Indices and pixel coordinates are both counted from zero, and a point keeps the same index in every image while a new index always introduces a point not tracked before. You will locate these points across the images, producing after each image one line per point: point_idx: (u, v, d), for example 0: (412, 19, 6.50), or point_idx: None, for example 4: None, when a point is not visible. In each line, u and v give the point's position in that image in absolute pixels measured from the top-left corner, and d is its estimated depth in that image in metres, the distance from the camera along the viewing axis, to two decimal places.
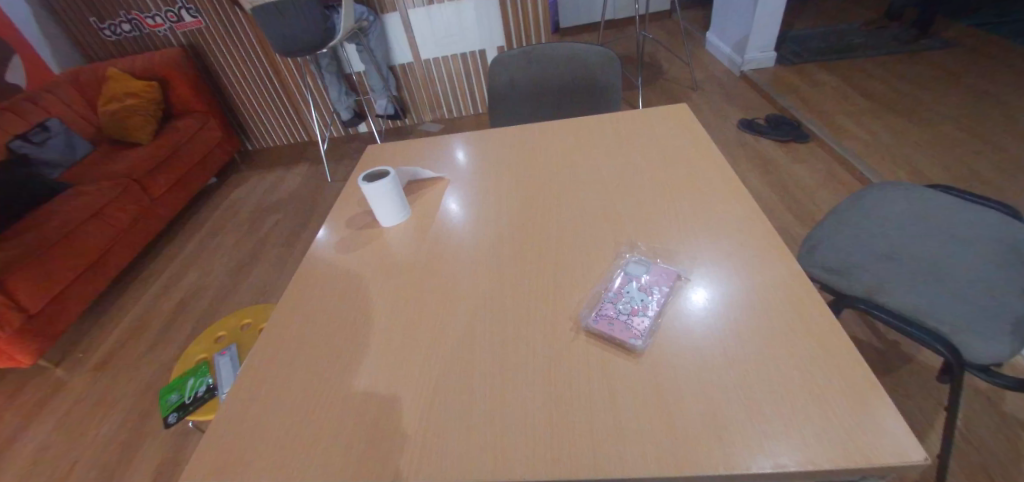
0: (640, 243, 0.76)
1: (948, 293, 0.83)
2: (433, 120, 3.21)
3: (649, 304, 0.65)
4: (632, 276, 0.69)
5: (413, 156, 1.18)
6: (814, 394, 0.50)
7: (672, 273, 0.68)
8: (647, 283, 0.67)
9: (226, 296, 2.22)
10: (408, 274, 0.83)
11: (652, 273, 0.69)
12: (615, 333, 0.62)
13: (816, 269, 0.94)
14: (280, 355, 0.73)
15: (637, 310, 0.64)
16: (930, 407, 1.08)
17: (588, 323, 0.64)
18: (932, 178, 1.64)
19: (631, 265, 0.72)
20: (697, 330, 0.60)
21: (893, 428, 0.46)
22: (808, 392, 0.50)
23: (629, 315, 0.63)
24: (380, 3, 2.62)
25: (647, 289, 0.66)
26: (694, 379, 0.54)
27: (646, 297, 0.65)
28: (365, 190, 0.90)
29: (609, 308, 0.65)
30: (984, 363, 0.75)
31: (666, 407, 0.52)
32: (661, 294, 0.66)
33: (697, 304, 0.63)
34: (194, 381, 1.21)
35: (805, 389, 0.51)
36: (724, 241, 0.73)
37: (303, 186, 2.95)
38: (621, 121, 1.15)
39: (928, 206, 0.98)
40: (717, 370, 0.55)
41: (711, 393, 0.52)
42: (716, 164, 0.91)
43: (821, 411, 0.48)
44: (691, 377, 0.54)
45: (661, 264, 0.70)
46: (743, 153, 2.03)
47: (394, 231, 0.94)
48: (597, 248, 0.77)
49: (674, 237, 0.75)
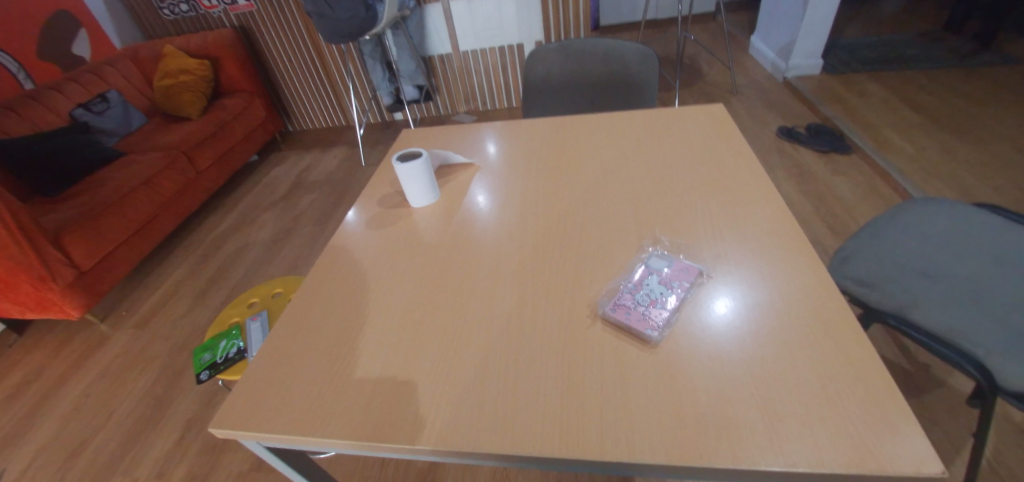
0: (664, 238, 0.76)
1: (987, 317, 0.79)
2: (466, 111, 3.26)
3: (667, 298, 0.65)
4: (650, 270, 0.70)
5: (446, 143, 1.21)
6: (830, 399, 0.50)
7: (694, 269, 0.68)
8: (668, 277, 0.67)
9: (258, 267, 2.33)
10: (434, 253, 0.86)
11: (671, 268, 0.69)
12: (632, 322, 0.62)
13: (847, 281, 0.92)
14: (310, 321, 0.77)
15: (656, 302, 0.64)
16: (959, 435, 1.04)
17: (605, 309, 0.65)
18: (983, 200, 1.55)
19: (652, 260, 0.72)
20: (716, 328, 0.60)
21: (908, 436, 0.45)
22: (826, 398, 0.50)
23: (647, 306, 0.64)
24: None
25: (667, 282, 0.67)
26: (709, 374, 0.55)
27: (663, 291, 0.66)
28: (398, 169, 0.93)
29: (624, 298, 0.66)
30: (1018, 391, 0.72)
31: (677, 399, 0.53)
32: (681, 289, 0.66)
33: (719, 303, 0.63)
34: (226, 342, 1.28)
35: (822, 392, 0.50)
36: (751, 242, 0.72)
37: (337, 169, 3.05)
38: (653, 118, 1.14)
39: (973, 226, 0.94)
40: (730, 367, 0.55)
41: (725, 388, 0.53)
42: (748, 165, 0.90)
43: (835, 414, 0.48)
44: (705, 371, 0.55)
45: (682, 261, 0.70)
46: (778, 161, 1.98)
47: (423, 212, 0.97)
48: (619, 241, 0.78)
49: (700, 235, 0.75)
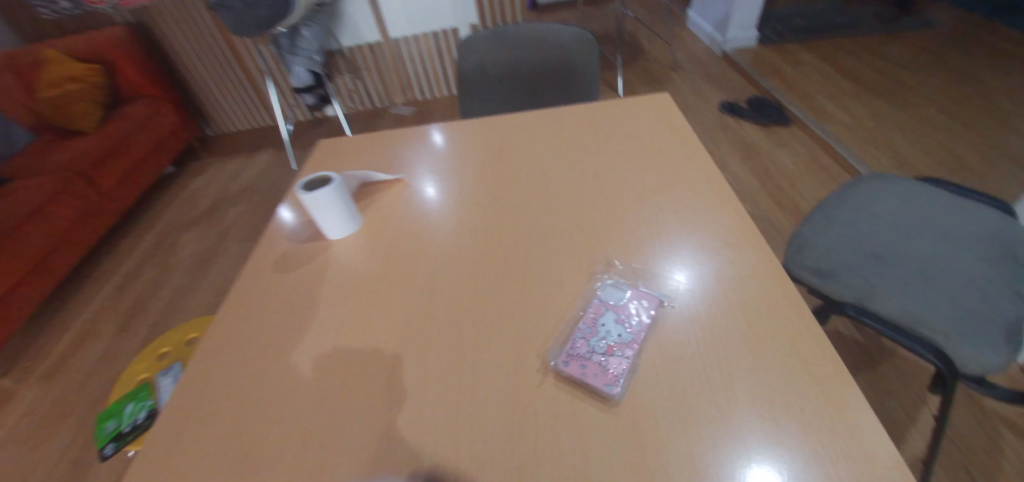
0: (618, 261, 0.69)
1: (941, 299, 0.78)
2: (404, 102, 3.05)
3: (625, 337, 0.58)
4: (604, 305, 0.63)
5: (371, 154, 1.07)
6: (817, 456, 0.44)
7: (652, 298, 0.62)
8: (626, 315, 0.61)
9: (184, 295, 2.08)
10: (357, 291, 0.72)
11: (626, 302, 0.62)
12: (589, 374, 0.54)
13: (804, 272, 0.88)
14: (210, 395, 0.61)
15: (614, 349, 0.57)
16: (911, 404, 1.06)
17: (557, 361, 0.56)
18: (915, 164, 1.62)
19: (607, 289, 0.65)
20: (687, 371, 0.53)
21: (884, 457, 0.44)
22: (811, 452, 0.45)
23: (604, 356, 0.56)
24: None
25: (624, 321, 0.60)
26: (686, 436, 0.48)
27: (620, 333, 0.59)
28: (304, 200, 0.77)
29: (577, 345, 0.58)
30: (975, 373, 0.71)
31: (646, 444, 0.47)
32: (640, 326, 0.59)
33: (686, 340, 0.57)
34: (134, 406, 1.09)
35: (808, 448, 0.45)
36: (711, 262, 0.66)
37: (266, 176, 2.75)
38: (598, 113, 1.06)
39: (919, 204, 0.93)
40: (700, 396, 0.51)
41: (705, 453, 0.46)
42: (701, 166, 0.85)
43: (824, 476, 0.43)
44: (681, 431, 0.48)
45: (639, 288, 0.64)
46: (723, 136, 1.97)
47: (342, 245, 0.82)
48: (570, 267, 0.69)
49: (658, 256, 0.68)
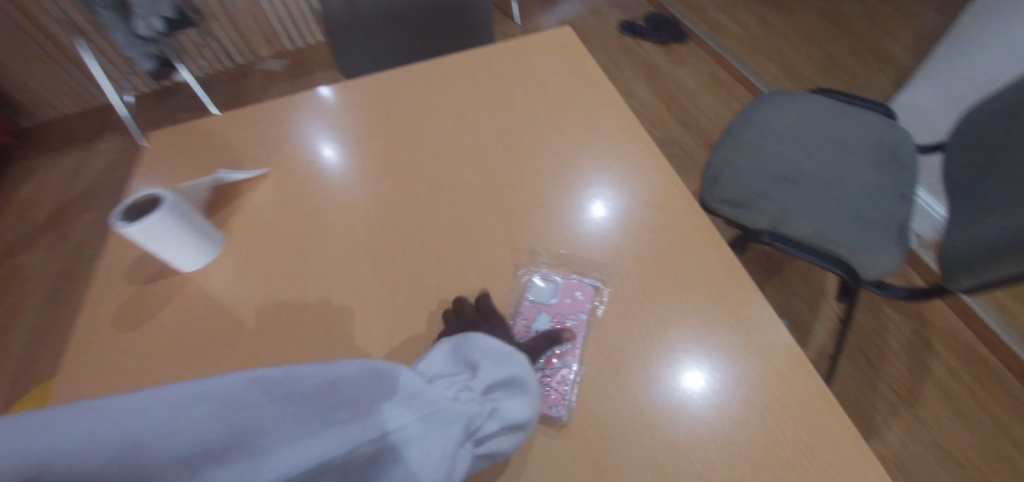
0: (541, 242, 0.63)
1: (843, 212, 0.82)
2: (272, 55, 2.53)
3: (564, 342, 0.55)
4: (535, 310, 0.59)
5: (219, 141, 0.82)
6: (774, 431, 0.47)
7: (583, 288, 0.59)
8: (557, 316, 0.58)
9: (45, 336, 1.67)
10: (242, 336, 0.59)
11: (556, 304, 0.59)
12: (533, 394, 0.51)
13: (722, 205, 0.88)
14: None
15: (553, 359, 0.53)
16: (813, 300, 1.19)
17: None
18: (799, 72, 1.71)
19: (537, 285, 0.60)
20: (645, 365, 0.52)
21: (804, 380, 0.50)
22: (769, 429, 0.47)
23: (543, 370, 0.53)
24: None
25: (559, 322, 0.57)
26: (655, 440, 0.48)
27: (556, 338, 0.55)
28: (130, 234, 0.56)
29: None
30: (873, 278, 0.77)
31: (604, 427, 0.49)
32: (576, 324, 0.56)
33: (638, 329, 0.55)
34: None
35: (766, 426, 0.48)
36: (640, 227, 0.63)
37: (107, 169, 2.17)
38: (494, 54, 0.90)
39: (816, 117, 0.95)
40: (648, 359, 0.53)
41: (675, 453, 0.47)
42: (615, 111, 0.77)
43: (784, 452, 0.46)
44: (649, 435, 0.48)
45: (566, 281, 0.60)
46: (626, 60, 1.91)
47: (206, 276, 0.65)
48: (490, 268, 0.62)
49: (584, 232, 0.64)
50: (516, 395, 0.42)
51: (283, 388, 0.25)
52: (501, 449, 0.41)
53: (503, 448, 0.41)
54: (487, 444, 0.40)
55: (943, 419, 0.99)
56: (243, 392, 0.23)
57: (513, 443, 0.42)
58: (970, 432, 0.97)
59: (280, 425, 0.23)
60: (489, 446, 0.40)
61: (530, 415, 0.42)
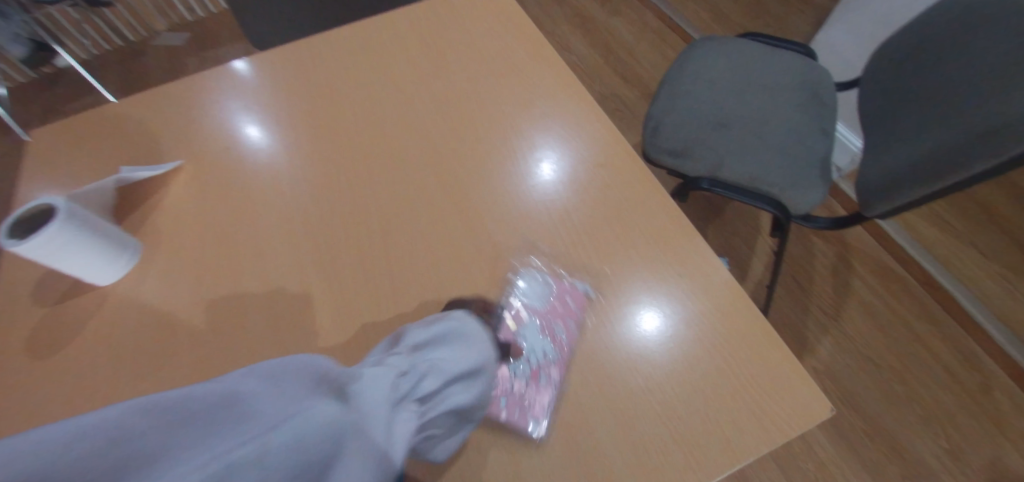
0: (490, 211, 0.62)
1: (773, 153, 0.86)
2: (169, 29, 2.23)
3: (550, 352, 0.53)
4: (524, 315, 0.56)
5: (115, 135, 0.72)
6: (720, 365, 0.51)
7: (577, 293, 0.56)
8: (547, 323, 0.55)
9: None
10: (179, 348, 0.54)
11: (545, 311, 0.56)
12: (511, 406, 0.49)
13: (663, 156, 0.90)
14: None
15: (539, 372, 0.51)
16: (751, 238, 1.27)
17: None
18: (727, 15, 1.74)
19: (526, 287, 0.57)
20: (601, 319, 0.54)
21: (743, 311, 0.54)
22: (716, 363, 0.51)
23: (527, 385, 0.51)
24: None
25: (548, 329, 0.54)
26: (614, 389, 0.50)
27: (544, 351, 0.53)
28: (24, 253, 0.49)
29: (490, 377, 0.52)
30: (802, 213, 0.83)
31: (567, 384, 0.51)
32: (565, 336, 0.54)
33: (592, 287, 0.56)
34: None
35: (713, 362, 0.51)
36: (588, 186, 0.63)
37: None
38: (420, 14, 0.84)
39: (746, 61, 0.97)
40: (603, 310, 0.55)
41: (633, 397, 0.49)
42: (553, 68, 0.75)
43: (730, 382, 0.50)
44: (608, 385, 0.50)
45: (558, 288, 0.57)
46: (561, 12, 1.85)
47: (128, 289, 0.59)
48: (438, 246, 0.60)
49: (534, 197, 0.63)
50: (454, 344, 0.41)
51: (179, 405, 0.20)
52: (463, 400, 0.39)
53: (462, 401, 0.39)
54: (443, 399, 0.37)
55: (863, 331, 1.12)
56: (125, 421, 0.19)
57: (471, 393, 0.40)
58: (885, 338, 1.11)
59: (186, 436, 0.18)
60: (446, 400, 0.38)
61: (478, 358, 0.41)
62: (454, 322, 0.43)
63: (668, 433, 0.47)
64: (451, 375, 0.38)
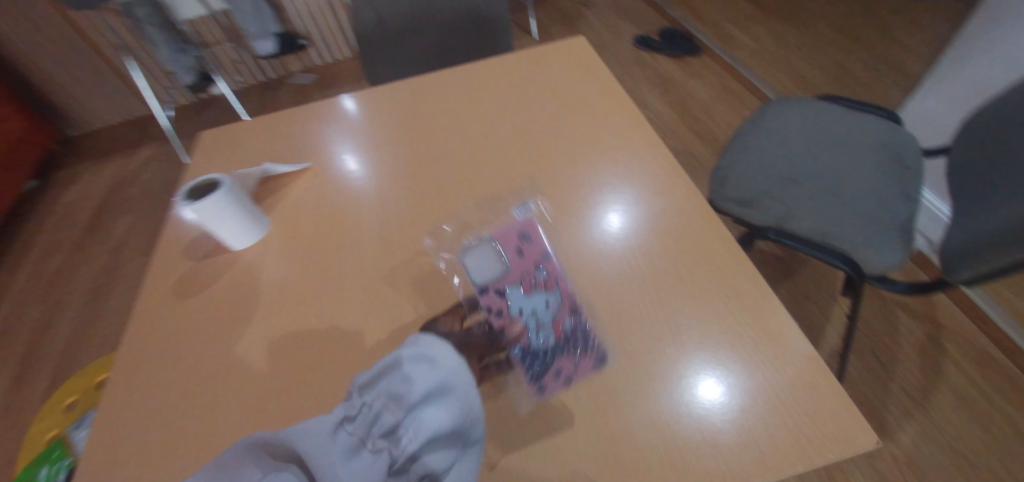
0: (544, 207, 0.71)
1: (846, 210, 0.85)
2: (303, 70, 2.67)
3: (554, 300, 0.59)
4: (499, 294, 0.58)
5: (265, 141, 0.91)
6: (760, 384, 0.51)
7: (526, 244, 0.63)
8: (527, 284, 0.59)
9: (88, 329, 1.72)
10: (281, 305, 0.65)
11: (511, 275, 0.60)
12: (574, 368, 0.55)
13: (729, 204, 0.92)
14: (135, 451, 0.54)
15: (559, 322, 0.57)
16: (825, 303, 1.20)
17: (535, 393, 0.54)
18: (812, 82, 1.74)
19: (480, 271, 0.61)
20: (640, 327, 0.57)
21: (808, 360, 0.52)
22: (755, 381, 0.51)
23: (563, 340, 0.56)
24: None
25: (531, 288, 0.59)
26: (647, 389, 0.52)
27: (545, 301, 0.59)
28: (191, 212, 0.64)
29: (528, 364, 0.55)
30: (877, 272, 0.79)
31: (603, 381, 0.53)
32: (547, 279, 0.60)
33: (630, 294, 0.60)
34: (49, 468, 0.96)
35: (753, 381, 0.51)
36: (645, 213, 0.68)
37: (150, 175, 2.29)
38: (515, 63, 0.98)
39: (820, 121, 0.99)
40: (661, 344, 0.55)
41: (665, 401, 0.51)
42: (626, 113, 0.83)
43: (770, 402, 0.49)
44: (642, 385, 0.52)
45: (503, 248, 0.62)
46: (641, 73, 1.97)
47: (251, 255, 0.72)
48: None
49: (587, 212, 0.70)
50: (410, 367, 0.42)
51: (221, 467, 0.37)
52: (442, 420, 0.39)
53: (440, 421, 0.39)
54: (417, 428, 0.38)
55: (957, 421, 0.99)
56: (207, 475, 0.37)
57: (446, 411, 0.40)
58: (985, 434, 0.97)
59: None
60: (422, 424, 0.38)
61: (437, 376, 0.41)
62: (406, 345, 0.44)
63: (700, 441, 0.48)
64: (408, 403, 0.40)
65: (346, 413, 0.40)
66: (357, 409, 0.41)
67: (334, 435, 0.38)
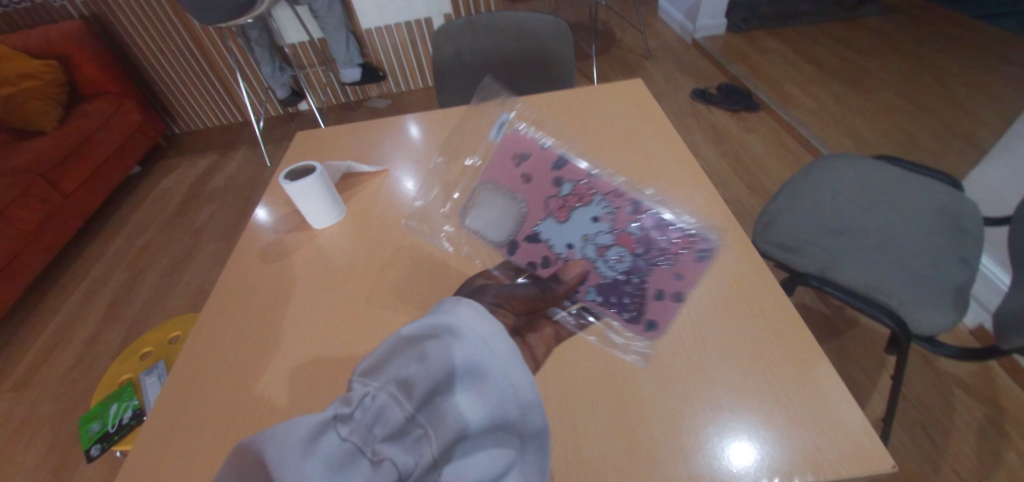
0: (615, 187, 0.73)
1: (894, 267, 0.84)
2: (380, 95, 2.95)
3: (606, 209, 0.64)
4: (534, 238, 0.65)
5: (350, 146, 1.05)
6: (780, 401, 0.51)
7: (527, 167, 0.70)
8: (555, 210, 0.66)
9: (163, 296, 1.91)
10: (345, 278, 0.74)
11: (533, 209, 0.67)
12: (676, 286, 0.60)
13: (772, 248, 0.93)
14: (210, 383, 0.63)
15: (624, 232, 0.62)
16: (873, 368, 1.14)
17: (646, 334, 0.59)
18: (875, 146, 1.71)
19: (500, 226, 0.69)
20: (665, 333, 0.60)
21: (847, 415, 0.50)
22: (776, 398, 0.52)
23: (644, 256, 0.61)
24: None
25: (562, 210, 0.66)
26: (665, 392, 0.54)
27: (592, 214, 0.65)
28: (288, 189, 0.77)
29: (613, 294, 0.60)
30: (925, 332, 0.77)
31: (624, 378, 0.56)
32: (575, 191, 0.67)
33: None
34: (119, 406, 1.09)
35: (773, 398, 0.52)
36: None
37: (237, 170, 2.58)
38: (576, 97, 1.07)
39: (872, 178, 0.99)
40: (689, 387, 0.54)
41: (682, 405, 0.53)
42: (675, 148, 0.89)
43: (788, 418, 0.50)
44: (661, 388, 0.54)
45: (512, 190, 0.70)
46: (696, 123, 2.02)
47: (326, 234, 0.83)
48: None
49: None
50: (433, 347, 0.37)
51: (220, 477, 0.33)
52: (475, 409, 0.35)
53: (471, 407, 0.35)
54: (443, 417, 0.34)
55: None
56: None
57: (478, 399, 0.35)
58: None
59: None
60: (449, 413, 0.34)
61: (462, 357, 0.36)
62: (427, 318, 0.39)
63: (715, 448, 0.49)
64: (426, 392, 0.34)
65: (338, 410, 0.33)
66: (353, 405, 0.34)
67: (318, 438, 0.31)
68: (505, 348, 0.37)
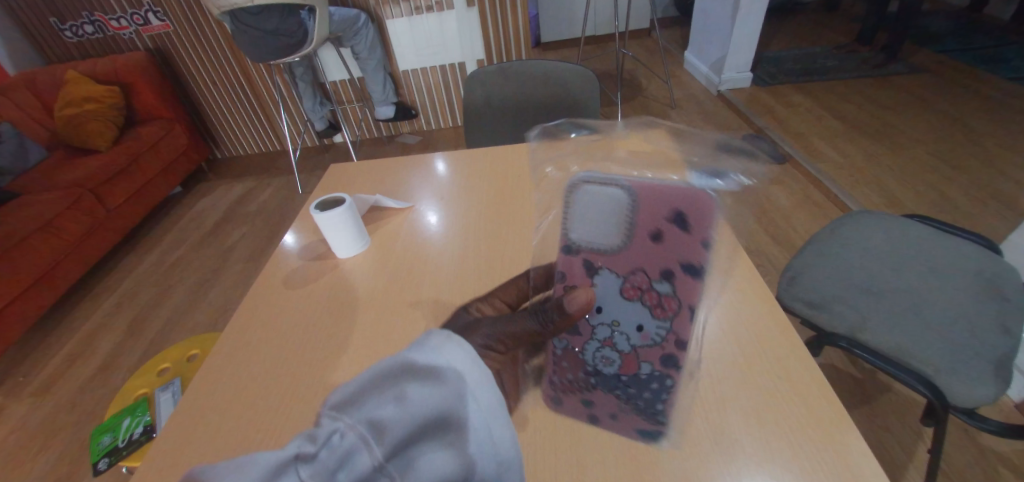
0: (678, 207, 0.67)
1: (930, 333, 0.80)
2: (411, 131, 3.08)
3: (654, 332, 0.56)
4: (591, 266, 0.60)
5: (381, 179, 1.09)
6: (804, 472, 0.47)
7: (669, 231, 0.56)
8: (626, 286, 0.58)
9: (187, 312, 1.97)
10: (364, 308, 0.75)
11: (623, 256, 0.58)
12: (608, 411, 0.55)
13: (798, 304, 0.90)
14: (223, 403, 0.64)
15: (636, 354, 0.56)
16: (909, 439, 1.06)
17: (549, 399, 0.57)
18: (906, 204, 1.67)
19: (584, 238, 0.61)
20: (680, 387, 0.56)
21: None
22: (800, 467, 0.47)
23: (620, 376, 0.56)
24: (378, 10, 2.45)
25: (627, 294, 0.58)
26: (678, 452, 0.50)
27: (641, 323, 0.57)
28: (319, 218, 0.81)
29: (568, 371, 0.58)
30: (965, 404, 0.72)
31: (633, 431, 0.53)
32: (662, 300, 0.57)
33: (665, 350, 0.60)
34: (131, 421, 1.10)
35: (798, 466, 0.47)
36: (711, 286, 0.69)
37: (270, 195, 2.70)
38: None
39: (905, 239, 0.96)
40: (704, 448, 0.50)
41: (696, 468, 0.49)
42: None
43: None
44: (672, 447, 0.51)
45: (633, 225, 0.58)
46: None
47: (350, 263, 0.85)
48: None
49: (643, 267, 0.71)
50: (414, 389, 0.36)
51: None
52: (445, 464, 0.33)
53: (445, 463, 0.34)
54: (412, 467, 0.33)
55: None
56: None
57: (452, 456, 0.34)
58: None
59: None
60: (420, 465, 0.33)
61: (443, 404, 0.35)
62: (408, 353, 0.39)
63: None
64: (400, 440, 0.33)
65: (302, 449, 0.33)
66: (318, 444, 0.33)
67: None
68: (490, 401, 0.37)
